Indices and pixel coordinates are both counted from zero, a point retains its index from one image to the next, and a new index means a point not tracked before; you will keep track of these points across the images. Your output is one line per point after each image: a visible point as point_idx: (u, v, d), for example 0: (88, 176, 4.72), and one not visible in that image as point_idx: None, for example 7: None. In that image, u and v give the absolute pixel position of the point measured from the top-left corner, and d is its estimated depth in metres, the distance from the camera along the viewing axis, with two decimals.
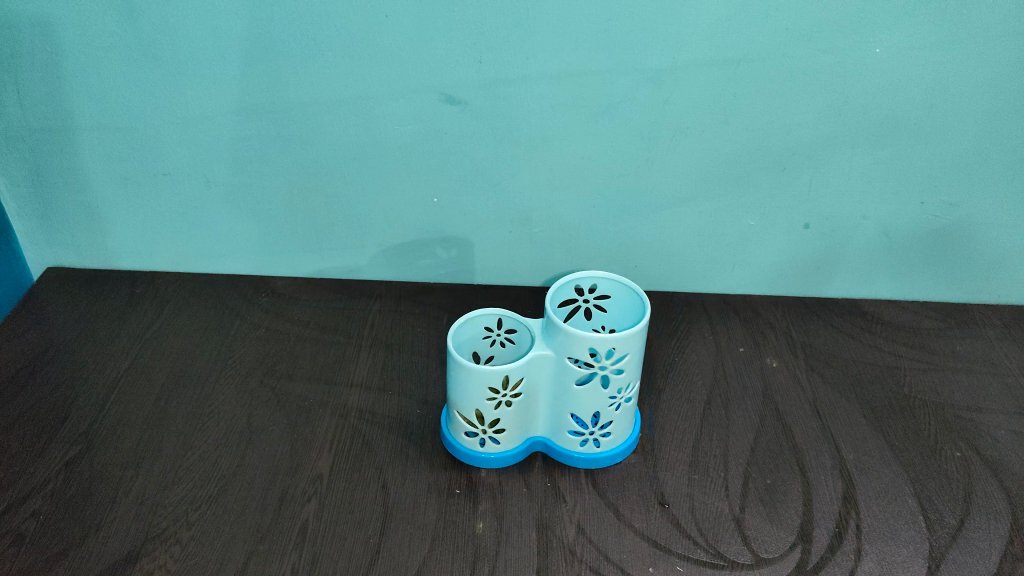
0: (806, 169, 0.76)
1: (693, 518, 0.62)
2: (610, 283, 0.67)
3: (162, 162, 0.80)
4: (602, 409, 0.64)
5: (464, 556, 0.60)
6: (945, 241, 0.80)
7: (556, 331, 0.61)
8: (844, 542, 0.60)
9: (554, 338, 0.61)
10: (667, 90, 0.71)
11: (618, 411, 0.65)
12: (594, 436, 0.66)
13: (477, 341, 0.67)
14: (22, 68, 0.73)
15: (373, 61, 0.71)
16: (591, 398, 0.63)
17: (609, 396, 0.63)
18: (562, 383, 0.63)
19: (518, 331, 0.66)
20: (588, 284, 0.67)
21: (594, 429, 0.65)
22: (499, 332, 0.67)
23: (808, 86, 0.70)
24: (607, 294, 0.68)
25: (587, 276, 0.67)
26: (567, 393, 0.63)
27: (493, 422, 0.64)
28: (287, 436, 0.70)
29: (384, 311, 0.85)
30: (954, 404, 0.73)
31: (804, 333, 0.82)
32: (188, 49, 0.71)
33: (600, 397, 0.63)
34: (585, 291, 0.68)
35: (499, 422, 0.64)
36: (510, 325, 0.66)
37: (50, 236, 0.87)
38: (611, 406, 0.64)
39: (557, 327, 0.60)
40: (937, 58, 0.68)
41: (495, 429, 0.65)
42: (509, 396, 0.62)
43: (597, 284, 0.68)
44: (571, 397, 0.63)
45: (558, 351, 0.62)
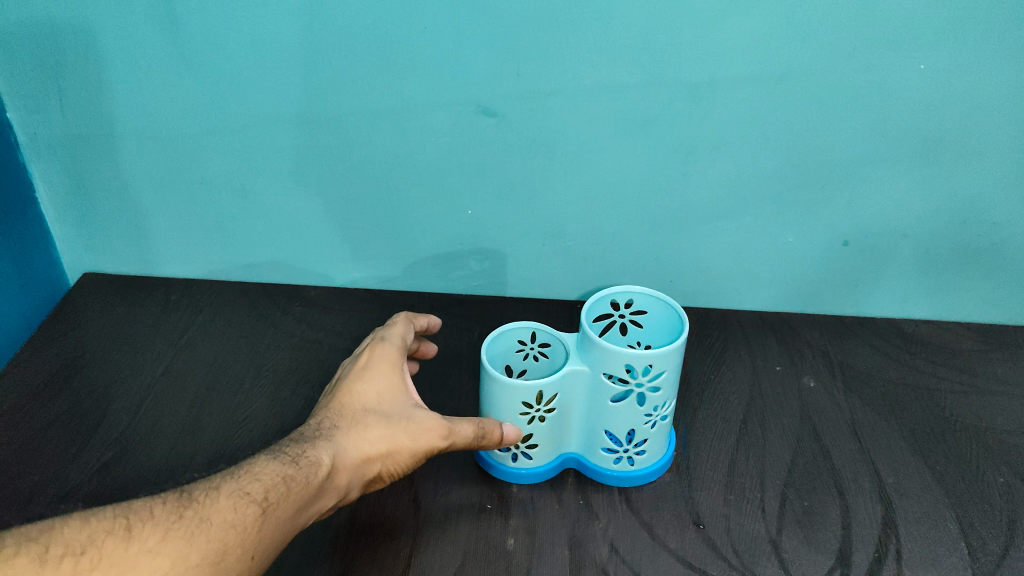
0: (845, 186, 0.75)
1: (729, 539, 0.61)
2: (646, 298, 0.66)
3: (200, 170, 0.80)
4: (637, 427, 0.63)
5: (496, 572, 0.59)
6: (986, 261, 0.78)
7: (592, 346, 0.60)
8: (883, 568, 0.59)
9: (590, 354, 0.60)
10: (707, 104, 0.71)
11: (653, 429, 0.64)
12: (628, 454, 0.65)
13: (510, 355, 0.67)
14: (66, 75, 0.74)
15: (410, 71, 0.71)
16: (626, 415, 0.62)
17: (644, 413, 0.62)
18: (597, 398, 0.62)
19: (552, 345, 0.66)
20: (624, 299, 0.67)
21: (629, 447, 0.64)
22: (532, 346, 0.67)
23: (850, 101, 0.69)
24: (642, 309, 0.67)
25: (624, 290, 0.66)
26: (603, 409, 0.63)
27: (526, 437, 0.64)
28: None
29: None
30: (995, 429, 0.71)
31: (842, 352, 0.80)
32: (228, 59, 0.72)
33: (635, 415, 0.62)
34: (621, 306, 0.67)
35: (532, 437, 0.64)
36: (545, 339, 0.66)
37: (87, 241, 0.88)
38: (646, 425, 0.63)
39: (593, 342, 0.60)
40: (983, 75, 0.67)
41: (527, 444, 0.64)
42: (543, 411, 0.61)
43: (633, 300, 0.67)
44: (606, 414, 0.62)
45: (593, 367, 0.61)
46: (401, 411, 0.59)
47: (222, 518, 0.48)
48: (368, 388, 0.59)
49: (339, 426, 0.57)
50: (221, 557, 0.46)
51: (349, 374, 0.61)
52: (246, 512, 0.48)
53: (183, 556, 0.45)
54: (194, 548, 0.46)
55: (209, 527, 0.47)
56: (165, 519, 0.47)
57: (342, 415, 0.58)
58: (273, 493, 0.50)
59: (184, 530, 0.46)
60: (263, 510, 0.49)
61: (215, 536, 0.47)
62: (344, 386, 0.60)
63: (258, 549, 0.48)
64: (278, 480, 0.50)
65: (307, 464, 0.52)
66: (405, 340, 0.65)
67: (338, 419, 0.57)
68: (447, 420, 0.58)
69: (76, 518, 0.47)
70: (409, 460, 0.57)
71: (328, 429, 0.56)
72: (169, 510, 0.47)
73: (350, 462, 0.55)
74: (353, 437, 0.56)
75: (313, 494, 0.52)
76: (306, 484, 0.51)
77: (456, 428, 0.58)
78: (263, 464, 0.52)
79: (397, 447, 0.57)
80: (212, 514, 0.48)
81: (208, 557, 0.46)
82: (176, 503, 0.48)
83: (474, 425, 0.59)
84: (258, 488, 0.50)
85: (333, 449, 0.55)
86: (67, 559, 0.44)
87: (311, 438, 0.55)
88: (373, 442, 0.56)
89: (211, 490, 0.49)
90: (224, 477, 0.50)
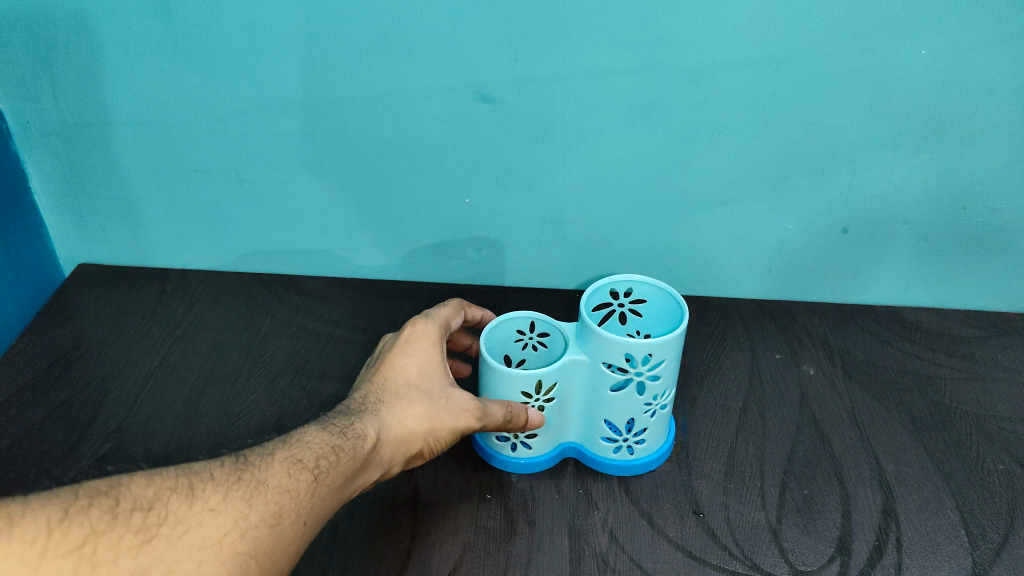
0: (846, 172, 0.74)
1: (729, 528, 0.61)
2: (646, 287, 0.66)
3: (194, 158, 0.79)
4: (637, 416, 0.63)
5: (495, 563, 0.58)
6: (987, 248, 0.78)
7: (592, 335, 0.60)
8: (884, 556, 0.59)
9: (590, 343, 0.60)
10: (706, 89, 0.70)
11: (653, 418, 0.63)
12: (628, 443, 0.65)
13: (509, 344, 0.67)
14: (57, 63, 0.73)
15: (407, 57, 0.70)
16: (626, 404, 0.62)
17: (644, 403, 0.62)
18: (597, 387, 0.62)
19: (551, 334, 0.66)
20: (624, 287, 0.66)
21: (628, 436, 0.64)
22: (531, 336, 0.66)
23: (851, 86, 0.69)
24: (643, 298, 0.67)
25: (623, 279, 0.66)
26: (602, 398, 0.62)
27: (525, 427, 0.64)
28: None
29: (413, 311, 0.84)
30: (996, 416, 0.71)
31: (842, 340, 0.80)
32: (222, 45, 0.71)
33: (635, 404, 0.62)
34: (621, 295, 0.67)
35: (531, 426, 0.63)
36: (544, 328, 0.65)
37: (81, 231, 0.87)
38: (645, 414, 0.63)
39: (592, 331, 0.59)
40: (985, 59, 0.66)
41: (526, 434, 0.64)
42: (542, 401, 0.61)
43: (633, 289, 0.66)
44: (606, 403, 0.62)
45: (593, 356, 0.60)
46: (442, 388, 0.58)
47: (279, 483, 0.47)
48: (411, 363, 0.59)
49: (383, 401, 0.57)
50: (278, 520, 0.46)
51: (392, 350, 0.61)
52: (299, 478, 0.48)
53: (245, 516, 0.45)
54: (254, 509, 0.45)
55: (267, 489, 0.46)
56: (226, 479, 0.46)
57: (386, 390, 0.58)
58: (326, 461, 0.49)
59: (243, 491, 0.46)
60: (316, 477, 0.48)
61: (273, 498, 0.46)
62: (387, 361, 0.60)
63: (312, 515, 0.47)
64: (328, 449, 0.50)
65: (353, 435, 0.52)
66: (446, 320, 0.65)
67: (382, 393, 0.57)
68: (485, 403, 0.58)
69: (142, 475, 0.46)
70: (449, 438, 0.57)
71: (372, 403, 0.56)
72: (227, 471, 0.47)
73: (393, 436, 0.55)
74: (396, 411, 0.56)
75: (360, 465, 0.51)
76: (354, 455, 0.51)
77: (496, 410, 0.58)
78: (313, 433, 0.51)
79: (437, 425, 0.56)
80: (269, 478, 0.47)
81: (267, 518, 0.45)
82: (232, 466, 0.48)
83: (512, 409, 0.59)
84: (310, 455, 0.49)
85: (378, 423, 0.54)
86: (137, 513, 0.44)
87: (356, 411, 0.55)
88: (415, 419, 0.56)
89: (266, 456, 0.49)
90: (276, 445, 0.50)
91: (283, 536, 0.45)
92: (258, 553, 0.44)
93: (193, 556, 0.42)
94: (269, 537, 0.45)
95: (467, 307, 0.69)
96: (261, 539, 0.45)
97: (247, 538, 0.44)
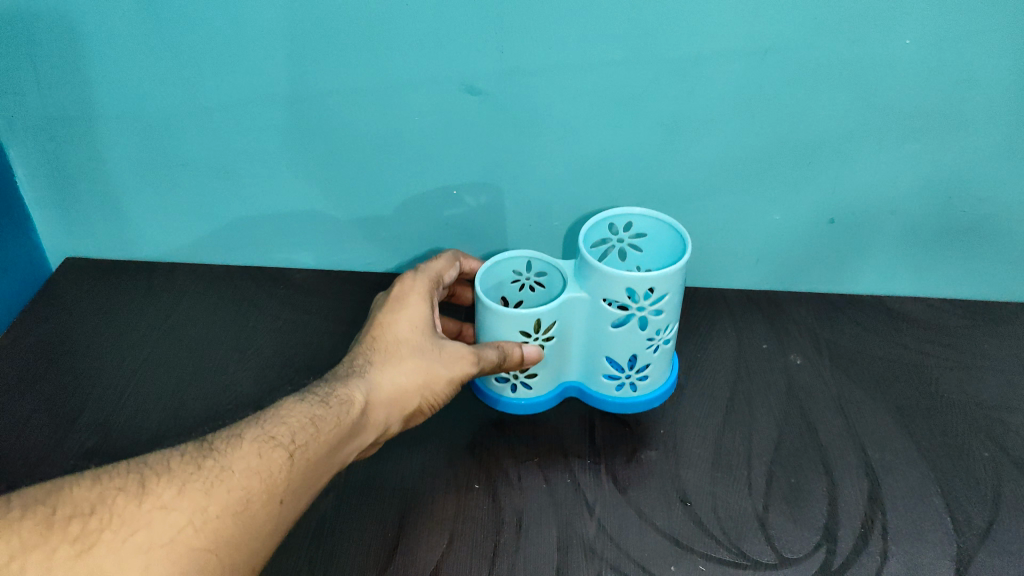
0: (831, 163, 0.75)
1: (716, 516, 0.61)
2: (646, 221, 0.69)
3: (181, 152, 0.79)
4: (639, 352, 0.65)
5: (484, 552, 0.59)
6: (974, 237, 0.78)
7: (591, 271, 0.61)
8: (869, 544, 0.59)
9: (590, 278, 0.62)
10: (692, 81, 0.70)
11: (655, 353, 0.66)
12: (631, 379, 0.68)
13: (506, 286, 0.69)
14: (42, 58, 0.73)
15: (392, 49, 0.70)
16: (627, 339, 0.64)
17: (647, 338, 0.64)
18: (598, 325, 0.64)
19: (548, 274, 0.68)
20: (624, 221, 0.69)
21: (631, 372, 0.67)
22: (527, 277, 0.69)
23: (837, 76, 0.69)
24: (643, 232, 0.70)
25: (624, 212, 0.69)
26: (604, 335, 0.65)
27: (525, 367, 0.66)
28: None
29: None
30: (981, 403, 0.71)
31: (828, 329, 0.80)
32: (208, 39, 0.71)
33: (638, 338, 0.64)
34: (620, 229, 0.71)
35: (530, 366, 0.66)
36: (540, 268, 0.68)
37: (67, 225, 0.87)
38: (649, 349, 0.65)
39: (592, 268, 0.61)
40: (970, 49, 0.66)
41: (526, 374, 0.67)
42: (541, 339, 0.63)
43: (634, 222, 0.70)
44: (609, 340, 0.65)
45: (594, 293, 0.62)
46: (433, 342, 0.62)
47: (243, 469, 0.50)
48: (401, 321, 0.62)
49: (374, 361, 0.60)
50: (246, 506, 0.49)
51: (383, 306, 0.64)
52: (273, 456, 0.51)
53: (203, 508, 0.48)
54: (213, 499, 0.48)
55: (231, 475, 0.50)
56: (185, 470, 0.49)
57: (376, 349, 0.61)
58: (305, 435, 0.53)
59: (202, 483, 0.49)
60: (290, 454, 0.52)
61: (236, 486, 0.49)
62: (378, 321, 0.63)
63: (286, 492, 0.51)
64: (311, 420, 0.54)
65: (338, 401, 0.56)
66: (440, 270, 0.67)
67: (373, 354, 0.61)
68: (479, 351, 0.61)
69: (86, 476, 0.48)
70: (443, 389, 0.61)
71: (361, 365, 0.60)
72: (189, 461, 0.50)
73: (383, 395, 0.58)
74: (387, 372, 0.59)
75: (347, 428, 0.55)
76: (339, 422, 0.54)
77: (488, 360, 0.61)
78: (296, 403, 0.55)
79: (429, 379, 0.60)
80: (233, 463, 0.50)
81: (230, 506, 0.49)
82: (196, 454, 0.51)
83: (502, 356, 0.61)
84: (284, 433, 0.53)
85: (367, 385, 0.58)
86: (77, 519, 0.46)
87: (345, 375, 0.58)
88: (405, 376, 0.60)
89: (235, 438, 0.52)
90: (249, 424, 0.53)
91: (252, 519, 0.49)
92: (217, 545, 0.47)
93: (137, 560, 0.45)
94: (234, 525, 0.48)
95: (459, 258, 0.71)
96: (226, 529, 0.48)
97: (208, 531, 0.47)
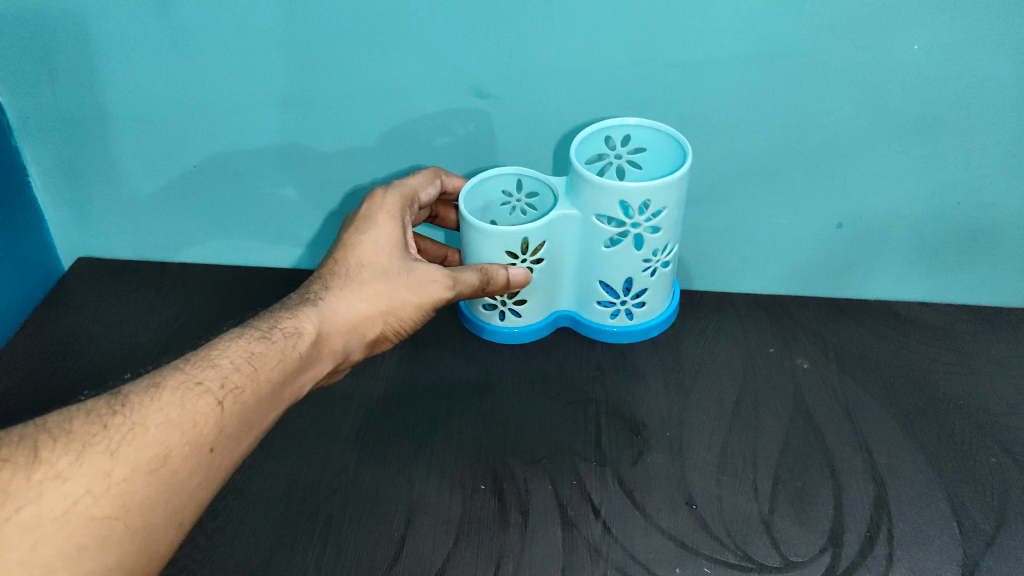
0: (839, 167, 0.75)
1: (722, 519, 0.62)
2: (645, 134, 0.71)
3: (192, 153, 0.80)
4: (635, 274, 0.72)
5: (490, 552, 0.59)
6: (981, 242, 0.78)
7: (584, 191, 0.66)
8: (875, 547, 0.59)
9: (583, 201, 0.67)
10: (700, 85, 0.70)
11: (653, 278, 0.72)
12: (627, 307, 0.75)
13: (497, 208, 0.74)
14: (56, 60, 0.74)
15: (402, 53, 0.71)
16: (623, 262, 0.70)
17: (643, 257, 0.70)
18: (594, 249, 0.70)
19: (540, 195, 0.73)
20: (621, 134, 0.72)
21: (627, 300, 0.74)
22: (518, 199, 0.74)
23: (845, 81, 0.69)
24: (643, 146, 0.72)
25: (619, 123, 0.70)
26: (599, 259, 0.71)
27: (514, 295, 0.74)
28: (313, 422, 0.71)
29: None
30: (988, 408, 0.71)
31: (834, 333, 0.80)
32: (219, 42, 0.72)
33: (633, 261, 0.70)
34: (617, 144, 0.73)
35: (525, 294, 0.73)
36: (530, 187, 0.73)
37: (80, 225, 0.88)
38: (645, 273, 0.72)
39: (586, 186, 0.66)
40: (977, 56, 0.67)
41: (514, 300, 0.74)
42: (530, 262, 0.69)
43: (631, 135, 0.71)
44: (604, 265, 0.71)
45: (588, 215, 0.68)
46: (397, 267, 0.64)
47: (158, 423, 0.51)
48: (367, 244, 0.65)
49: (333, 286, 0.63)
50: (162, 462, 0.51)
51: (354, 226, 0.66)
52: (194, 407, 0.53)
53: (107, 473, 0.49)
54: (118, 464, 0.49)
55: (144, 432, 0.51)
56: (88, 432, 0.50)
57: (337, 274, 0.64)
58: (240, 376, 0.56)
59: (107, 446, 0.50)
60: (216, 402, 0.54)
61: (149, 444, 0.51)
62: (345, 243, 0.65)
63: (214, 438, 0.53)
64: (251, 357, 0.57)
65: (285, 335, 0.59)
66: (415, 188, 0.69)
67: (335, 278, 0.64)
68: (447, 273, 0.64)
69: None
70: (405, 315, 0.64)
71: (318, 292, 0.63)
72: (94, 421, 0.51)
73: (337, 324, 0.62)
74: (344, 299, 0.63)
75: (290, 361, 0.58)
76: (280, 360, 0.58)
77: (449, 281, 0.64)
78: (239, 340, 0.58)
79: (389, 306, 0.63)
80: (145, 421, 0.51)
81: (140, 466, 0.50)
82: (104, 412, 0.51)
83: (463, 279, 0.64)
84: (211, 379, 0.55)
85: (319, 314, 0.61)
86: None
87: (298, 304, 0.61)
88: (364, 303, 0.63)
89: (151, 391, 0.53)
90: (173, 370, 0.55)
91: (165, 478, 0.51)
92: (122, 511, 0.49)
93: (24, 539, 0.46)
94: (146, 485, 0.50)
95: (441, 174, 0.72)
96: (137, 490, 0.49)
97: (114, 494, 0.49)
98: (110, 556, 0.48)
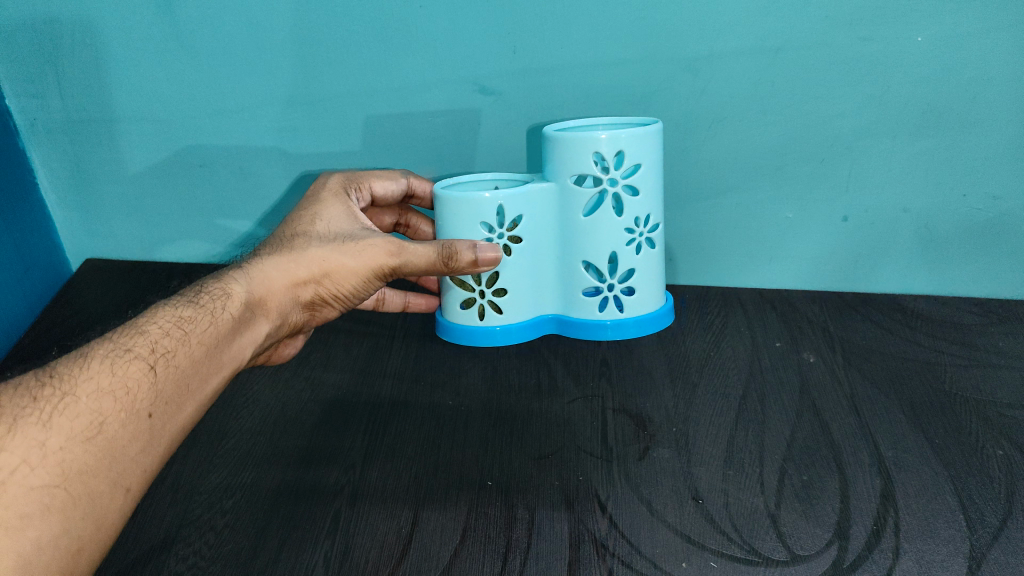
0: (846, 159, 0.77)
1: (728, 514, 0.58)
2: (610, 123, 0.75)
3: (202, 153, 0.84)
4: (619, 250, 0.75)
5: (496, 547, 0.56)
6: (993, 236, 0.78)
7: (562, 155, 0.72)
8: (882, 540, 0.54)
9: (561, 171, 0.73)
10: (704, 79, 0.76)
11: (638, 257, 0.76)
12: (616, 293, 0.78)
13: None
14: (66, 60, 0.81)
15: (405, 51, 0.78)
16: (605, 235, 0.74)
17: (627, 230, 0.75)
18: (575, 219, 0.75)
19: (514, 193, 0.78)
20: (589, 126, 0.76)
21: (614, 283, 0.77)
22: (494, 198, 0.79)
23: (833, 72, 0.74)
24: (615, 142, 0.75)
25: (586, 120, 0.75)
26: (579, 233, 0.75)
27: (493, 283, 0.77)
28: (318, 410, 0.73)
29: (420, 317, 0.89)
30: (995, 402, 0.68)
31: (842, 329, 0.79)
32: (223, 39, 0.79)
33: (618, 234, 0.74)
34: None
35: (507, 280, 0.77)
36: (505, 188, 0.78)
37: (88, 225, 0.89)
38: (631, 249, 0.75)
39: (566, 147, 0.71)
40: (974, 48, 0.71)
41: (494, 290, 0.78)
42: (505, 232, 0.74)
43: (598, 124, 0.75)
44: (591, 239, 0.75)
45: (568, 182, 0.73)
46: (339, 236, 0.63)
47: (89, 392, 0.45)
48: (310, 224, 0.65)
49: (270, 254, 0.62)
50: (98, 429, 0.44)
51: (302, 212, 0.66)
52: (128, 372, 0.47)
53: (41, 443, 0.42)
54: (52, 434, 0.42)
55: (75, 400, 0.44)
56: (16, 406, 0.43)
57: (278, 245, 0.63)
58: (171, 340, 0.51)
59: (38, 417, 0.43)
60: (150, 366, 0.48)
61: (81, 411, 0.44)
62: (292, 224, 0.65)
63: (152, 403, 0.47)
64: (180, 321, 0.53)
65: (212, 299, 0.56)
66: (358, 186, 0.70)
67: (274, 248, 0.62)
68: (389, 240, 0.62)
69: None
70: (343, 279, 0.62)
71: (254, 258, 0.61)
72: (21, 394, 0.44)
73: (269, 287, 0.60)
74: (277, 263, 0.60)
75: (217, 320, 0.54)
76: (213, 322, 0.54)
77: (389, 247, 0.61)
78: (167, 308, 0.54)
79: (324, 270, 0.61)
80: (77, 388, 0.45)
81: (75, 435, 0.43)
82: (31, 384, 0.45)
83: (405, 246, 0.62)
84: (141, 345, 0.49)
85: (250, 280, 0.59)
86: None
87: (227, 273, 0.59)
88: (298, 266, 0.61)
89: (79, 361, 0.47)
90: (98, 343, 0.49)
91: (105, 444, 0.44)
92: (65, 480, 0.41)
93: None
94: (84, 454, 0.43)
95: (410, 176, 0.77)
96: (76, 459, 0.42)
97: (52, 465, 0.41)
98: (55, 525, 0.40)
